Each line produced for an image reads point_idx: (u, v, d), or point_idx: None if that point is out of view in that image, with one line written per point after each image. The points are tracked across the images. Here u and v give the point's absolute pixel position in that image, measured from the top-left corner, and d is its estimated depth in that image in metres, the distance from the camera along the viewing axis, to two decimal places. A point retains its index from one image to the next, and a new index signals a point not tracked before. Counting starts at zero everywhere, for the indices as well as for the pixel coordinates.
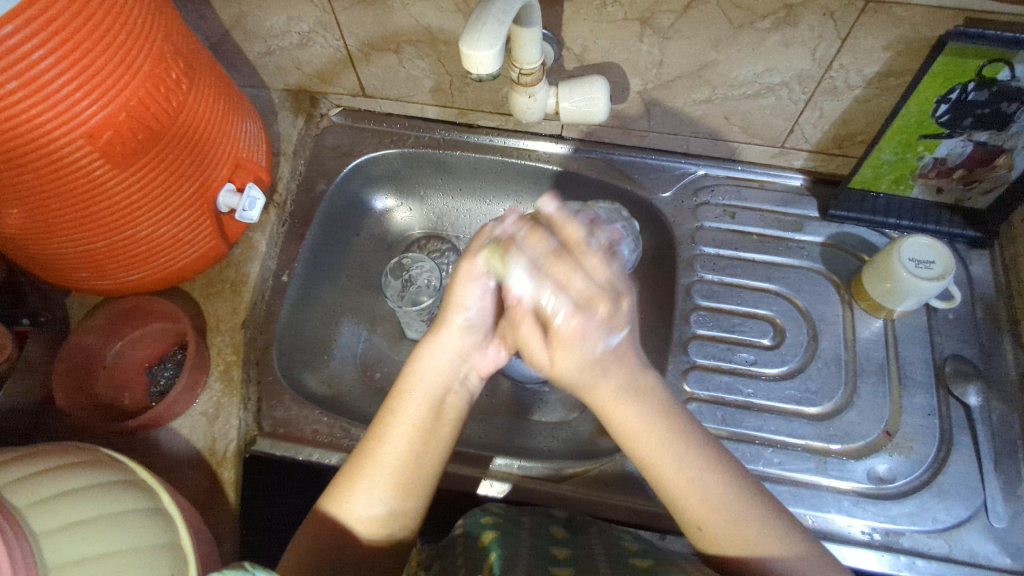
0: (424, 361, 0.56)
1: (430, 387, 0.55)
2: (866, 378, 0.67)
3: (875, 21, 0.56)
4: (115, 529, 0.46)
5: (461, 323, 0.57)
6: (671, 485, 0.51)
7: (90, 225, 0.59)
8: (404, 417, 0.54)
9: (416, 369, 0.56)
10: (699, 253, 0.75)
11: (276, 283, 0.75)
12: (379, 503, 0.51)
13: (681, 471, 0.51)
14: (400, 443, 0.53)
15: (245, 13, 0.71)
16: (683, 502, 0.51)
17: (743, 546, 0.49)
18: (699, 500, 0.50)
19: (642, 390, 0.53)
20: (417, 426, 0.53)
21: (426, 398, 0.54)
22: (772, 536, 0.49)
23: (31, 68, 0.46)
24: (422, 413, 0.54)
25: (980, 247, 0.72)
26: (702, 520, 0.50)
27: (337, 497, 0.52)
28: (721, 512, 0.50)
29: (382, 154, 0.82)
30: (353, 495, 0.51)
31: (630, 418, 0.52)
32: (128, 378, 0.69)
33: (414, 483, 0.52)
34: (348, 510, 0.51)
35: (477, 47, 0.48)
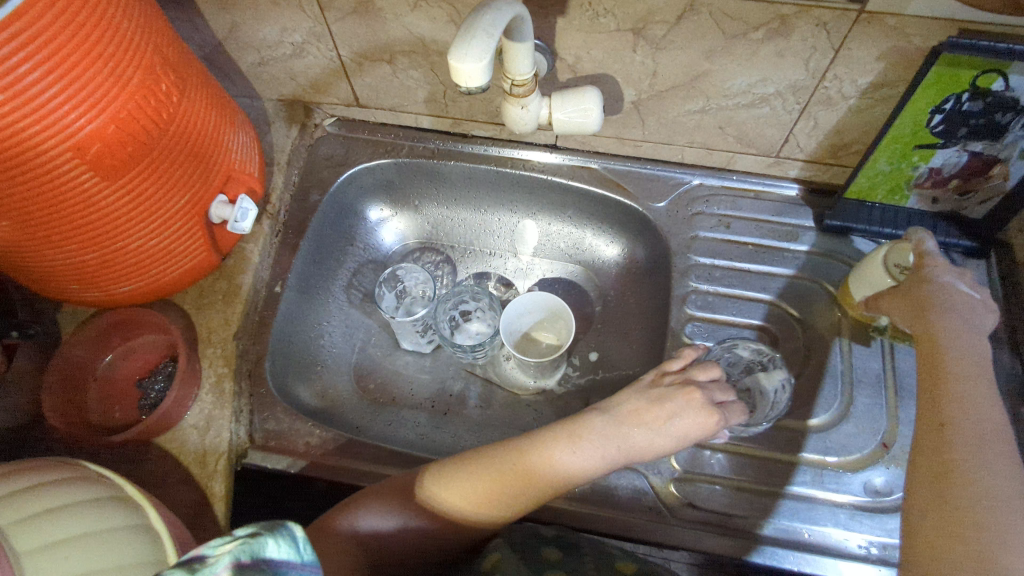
0: (629, 431, 0.58)
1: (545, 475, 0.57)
2: (863, 390, 0.67)
3: (868, 32, 0.56)
4: (100, 548, 0.46)
5: (670, 418, 0.58)
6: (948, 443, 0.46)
7: (80, 239, 0.59)
8: (550, 463, 0.57)
9: (620, 432, 0.58)
10: (694, 263, 0.75)
11: (269, 294, 0.74)
12: (455, 495, 0.57)
13: (981, 437, 0.45)
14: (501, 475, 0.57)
15: (238, 24, 0.71)
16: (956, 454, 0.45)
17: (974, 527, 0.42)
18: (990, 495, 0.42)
19: (988, 364, 0.50)
20: (543, 483, 0.57)
21: (561, 473, 0.57)
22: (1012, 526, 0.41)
23: (18, 81, 0.46)
24: (559, 480, 0.57)
25: (977, 256, 0.71)
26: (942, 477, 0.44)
27: (438, 471, 0.58)
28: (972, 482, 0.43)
29: (377, 164, 0.82)
30: (463, 477, 0.57)
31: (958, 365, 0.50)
32: (119, 392, 0.69)
33: (491, 507, 0.57)
34: (449, 483, 0.57)
35: (465, 60, 0.47)
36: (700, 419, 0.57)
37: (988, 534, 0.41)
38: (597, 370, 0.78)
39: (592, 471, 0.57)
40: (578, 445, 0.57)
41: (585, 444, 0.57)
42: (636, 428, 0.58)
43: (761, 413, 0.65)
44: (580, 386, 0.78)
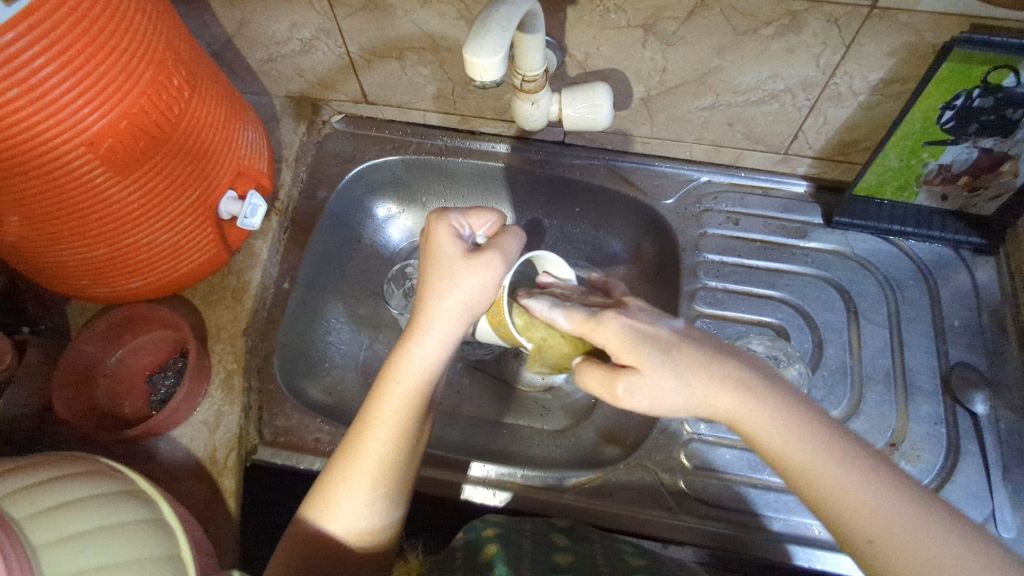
0: (413, 341, 0.54)
1: (408, 388, 0.53)
2: (872, 386, 0.67)
3: (880, 28, 0.56)
4: (115, 542, 0.46)
5: (454, 299, 0.53)
6: (834, 499, 0.45)
7: (91, 234, 0.59)
8: (386, 405, 0.53)
9: (400, 354, 0.54)
10: (702, 260, 0.75)
11: (278, 290, 0.74)
12: (353, 510, 0.51)
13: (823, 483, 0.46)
14: (377, 446, 0.52)
15: (247, 21, 0.71)
16: (855, 514, 0.44)
17: (920, 550, 0.42)
18: (869, 516, 0.44)
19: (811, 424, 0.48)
20: (397, 425, 0.53)
21: (401, 404, 0.53)
22: (960, 552, 0.42)
23: (33, 75, 0.46)
24: (409, 407, 0.53)
25: (986, 253, 0.72)
26: (851, 504, 0.45)
27: (313, 514, 0.52)
28: (885, 523, 0.44)
29: (384, 160, 0.82)
30: (338, 497, 0.52)
31: (789, 451, 0.48)
32: (129, 387, 0.69)
33: (391, 483, 0.52)
34: (333, 511, 0.51)
35: (480, 54, 0.47)
36: (489, 292, 0.53)
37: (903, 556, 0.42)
38: None
39: (437, 370, 0.54)
40: (408, 355, 0.54)
41: (396, 375, 0.54)
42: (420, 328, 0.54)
43: None
44: None
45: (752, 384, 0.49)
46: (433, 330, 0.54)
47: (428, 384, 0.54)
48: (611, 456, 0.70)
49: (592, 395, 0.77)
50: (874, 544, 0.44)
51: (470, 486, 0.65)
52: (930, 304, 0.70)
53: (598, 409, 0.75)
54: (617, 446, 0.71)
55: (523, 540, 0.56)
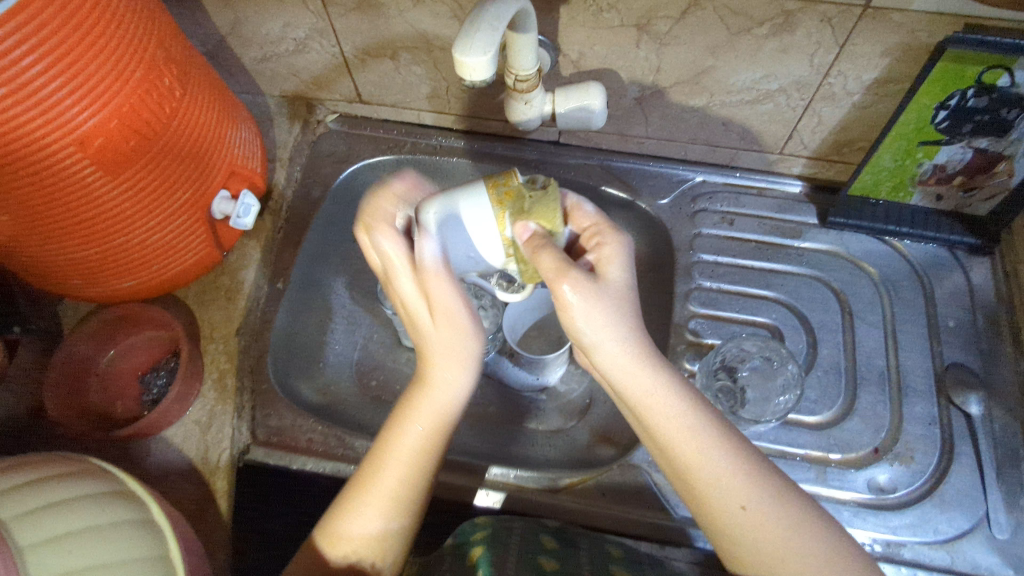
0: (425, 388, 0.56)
1: (429, 418, 0.55)
2: (866, 387, 0.67)
3: (873, 28, 0.56)
4: (103, 542, 0.46)
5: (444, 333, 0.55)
6: (710, 477, 0.50)
7: (82, 233, 0.59)
8: (404, 441, 0.54)
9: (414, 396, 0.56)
10: (697, 260, 0.75)
11: (271, 290, 0.74)
12: (364, 531, 0.52)
13: (717, 481, 0.49)
14: (394, 473, 0.54)
15: (241, 20, 0.71)
16: (727, 483, 0.49)
17: (778, 524, 0.48)
18: (768, 529, 0.48)
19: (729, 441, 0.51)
20: (420, 456, 0.54)
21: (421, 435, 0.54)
22: (807, 524, 0.48)
23: (21, 74, 0.46)
24: (427, 444, 0.55)
25: (981, 254, 0.71)
26: (727, 484, 0.49)
27: (325, 531, 0.53)
28: (757, 501, 0.49)
29: (379, 160, 0.82)
30: (350, 516, 0.53)
31: (669, 418, 0.51)
32: (122, 387, 0.69)
33: (408, 508, 0.54)
34: (344, 535, 0.52)
35: (470, 53, 0.47)
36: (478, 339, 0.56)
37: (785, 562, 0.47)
38: None
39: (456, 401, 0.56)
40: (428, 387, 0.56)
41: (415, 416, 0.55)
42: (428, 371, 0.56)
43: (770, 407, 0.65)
44: (583, 382, 0.78)
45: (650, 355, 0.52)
46: (439, 373, 0.56)
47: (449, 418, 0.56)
48: (605, 456, 0.70)
49: (587, 395, 0.77)
50: (749, 511, 0.48)
51: (484, 489, 0.64)
52: (925, 305, 0.70)
53: (592, 410, 0.75)
54: (611, 447, 0.71)
55: (511, 542, 0.56)
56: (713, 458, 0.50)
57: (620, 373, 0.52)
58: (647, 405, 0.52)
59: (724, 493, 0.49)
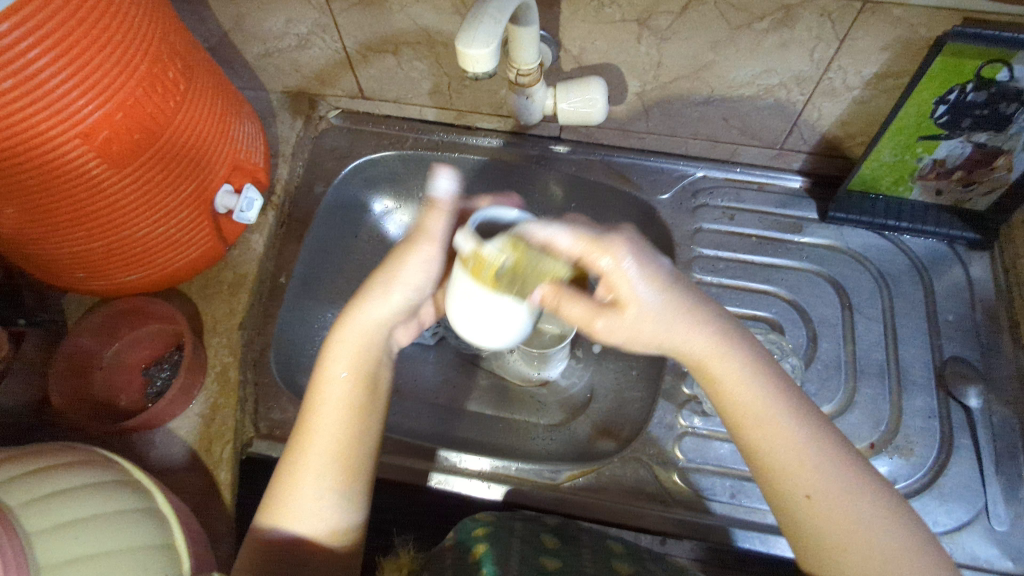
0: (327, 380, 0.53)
1: (354, 366, 0.53)
2: (866, 380, 0.67)
3: (873, 23, 0.56)
4: (108, 530, 0.46)
5: (361, 325, 0.53)
6: (784, 460, 0.49)
7: (87, 226, 0.59)
8: (330, 395, 0.52)
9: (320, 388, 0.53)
10: (698, 255, 0.75)
11: (274, 284, 0.75)
12: (309, 511, 0.50)
13: (790, 464, 0.48)
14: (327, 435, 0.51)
15: (244, 15, 0.71)
16: (795, 470, 0.48)
17: (845, 510, 0.47)
18: (841, 520, 0.47)
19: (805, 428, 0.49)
20: (339, 444, 0.51)
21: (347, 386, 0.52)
22: (871, 513, 0.47)
23: (27, 66, 0.46)
24: (347, 429, 0.52)
25: (980, 248, 0.72)
26: (801, 471, 0.48)
27: (274, 517, 0.50)
28: (828, 489, 0.47)
29: (381, 155, 0.82)
30: (293, 508, 0.50)
31: (739, 402, 0.50)
32: (126, 381, 0.69)
33: (356, 475, 0.52)
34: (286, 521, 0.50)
35: (472, 45, 0.48)
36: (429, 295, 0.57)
37: (853, 551, 0.46)
38: (600, 363, 0.78)
39: (379, 336, 0.54)
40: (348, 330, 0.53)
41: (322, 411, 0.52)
42: (343, 334, 0.53)
43: None
44: (584, 376, 0.78)
45: (726, 339, 0.51)
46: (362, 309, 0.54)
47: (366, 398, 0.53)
48: (606, 449, 0.70)
49: (588, 389, 0.77)
50: (812, 501, 0.48)
51: (438, 473, 0.65)
52: (925, 299, 0.70)
53: (593, 404, 0.76)
54: (612, 440, 0.71)
55: (512, 541, 0.56)
56: (787, 441, 0.49)
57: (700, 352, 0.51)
58: (726, 386, 0.51)
59: (791, 480, 0.48)
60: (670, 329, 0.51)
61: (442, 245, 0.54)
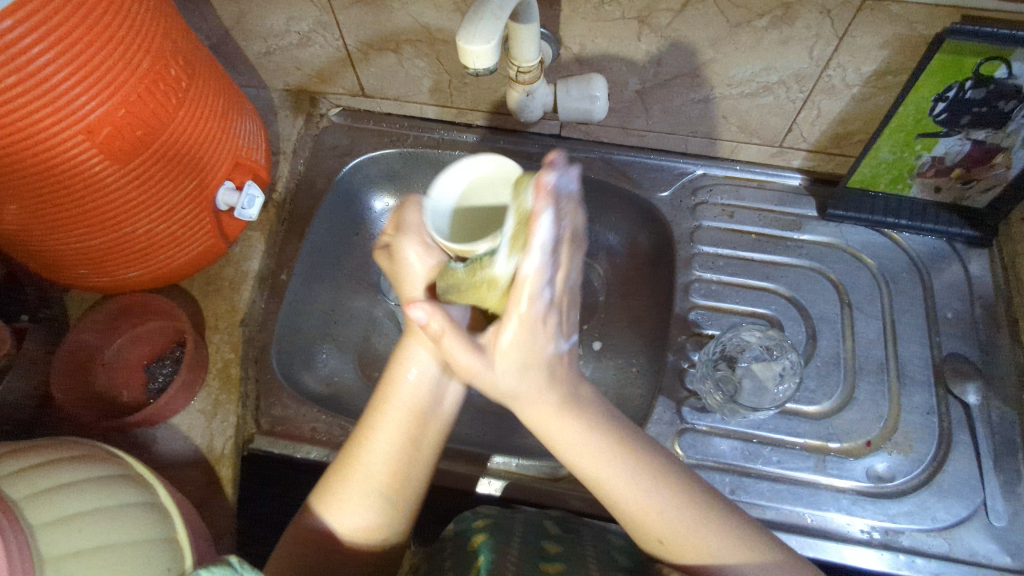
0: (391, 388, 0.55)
1: (408, 391, 0.54)
2: (865, 377, 0.67)
3: (871, 20, 0.57)
4: (112, 523, 0.46)
5: (434, 340, 0.56)
6: (619, 488, 0.51)
7: (89, 222, 0.59)
8: (395, 400, 0.54)
9: (382, 398, 0.55)
10: (698, 252, 0.75)
11: (275, 281, 0.75)
12: (355, 516, 0.52)
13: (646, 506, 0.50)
14: (380, 453, 0.53)
15: (245, 13, 0.71)
16: (630, 493, 0.50)
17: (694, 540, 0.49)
18: (687, 543, 0.49)
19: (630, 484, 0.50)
20: (396, 454, 0.53)
21: (410, 396, 0.54)
22: (706, 522, 0.50)
23: (30, 62, 0.46)
24: (400, 440, 0.53)
25: (979, 246, 0.72)
26: (629, 489, 0.50)
27: (321, 506, 0.53)
28: (665, 524, 0.50)
29: (381, 153, 0.82)
30: (342, 507, 0.52)
31: (583, 448, 0.51)
32: (127, 377, 0.70)
33: (405, 494, 0.53)
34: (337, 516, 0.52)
35: (474, 41, 0.48)
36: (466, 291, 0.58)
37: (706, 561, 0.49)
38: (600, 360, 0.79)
39: (447, 342, 0.56)
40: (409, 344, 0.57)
41: (376, 424, 0.54)
42: (407, 350, 0.56)
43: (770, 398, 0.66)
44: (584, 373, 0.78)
45: (568, 403, 0.51)
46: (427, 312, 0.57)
47: (423, 410, 0.54)
48: None
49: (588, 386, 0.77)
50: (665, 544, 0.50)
51: (484, 477, 0.65)
52: (923, 296, 0.71)
53: None
54: None
55: (513, 528, 0.56)
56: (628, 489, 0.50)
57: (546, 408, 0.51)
58: (562, 445, 0.51)
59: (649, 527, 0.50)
60: (541, 386, 0.50)
61: (421, 232, 0.60)
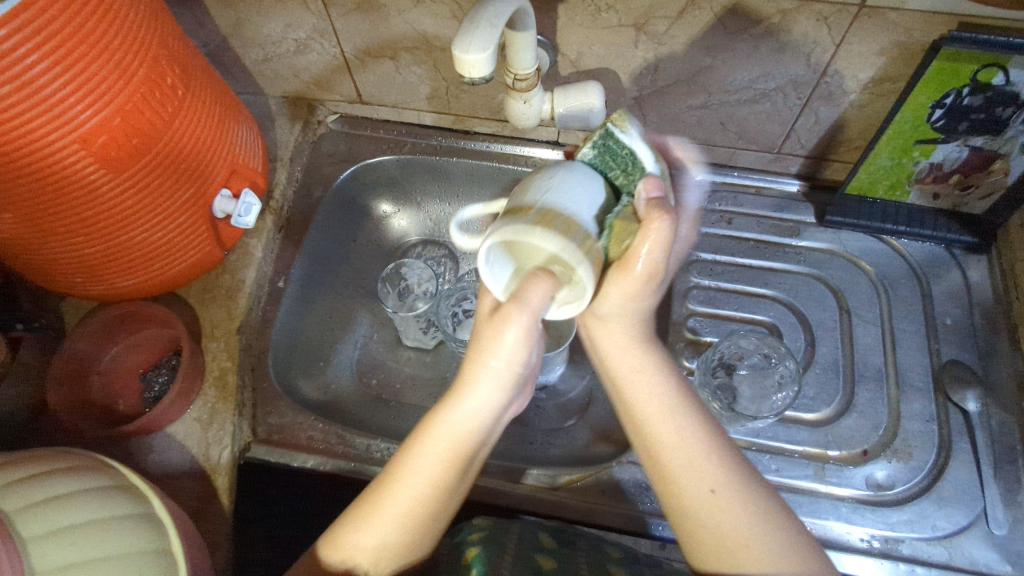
0: (451, 409, 0.49)
1: (453, 434, 0.49)
2: (864, 384, 0.67)
3: (869, 27, 0.57)
4: (105, 535, 0.46)
5: (486, 390, 0.48)
6: (695, 497, 0.47)
7: (85, 230, 0.59)
8: (437, 436, 0.49)
9: (439, 419, 0.49)
10: (696, 259, 0.75)
11: (272, 289, 0.75)
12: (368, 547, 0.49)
13: (695, 479, 0.48)
14: (415, 483, 0.48)
15: (242, 21, 0.71)
16: (692, 471, 0.48)
17: (751, 526, 0.46)
18: (745, 535, 0.46)
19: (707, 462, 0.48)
20: (430, 485, 0.49)
21: (452, 442, 0.49)
22: (748, 502, 0.47)
23: (25, 71, 0.46)
24: (440, 478, 0.49)
25: (978, 252, 0.72)
26: (711, 503, 0.47)
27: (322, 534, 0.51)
28: (732, 513, 0.47)
29: (380, 160, 0.82)
30: (358, 530, 0.49)
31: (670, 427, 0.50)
32: (123, 385, 0.69)
33: (420, 529, 0.50)
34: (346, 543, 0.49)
35: (470, 50, 0.48)
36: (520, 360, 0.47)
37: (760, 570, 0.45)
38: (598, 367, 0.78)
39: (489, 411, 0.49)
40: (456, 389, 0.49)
41: (426, 443, 0.49)
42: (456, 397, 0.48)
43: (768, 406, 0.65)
44: (582, 380, 0.78)
45: (682, 394, 0.51)
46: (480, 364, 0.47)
47: (465, 456, 0.49)
48: (605, 453, 0.70)
49: (586, 394, 0.77)
50: (716, 495, 0.47)
51: (482, 485, 0.65)
52: (922, 303, 0.70)
53: (592, 408, 0.76)
54: (610, 444, 0.71)
55: (507, 541, 0.56)
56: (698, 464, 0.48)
57: (641, 408, 0.51)
58: (648, 412, 0.50)
59: (694, 488, 0.48)
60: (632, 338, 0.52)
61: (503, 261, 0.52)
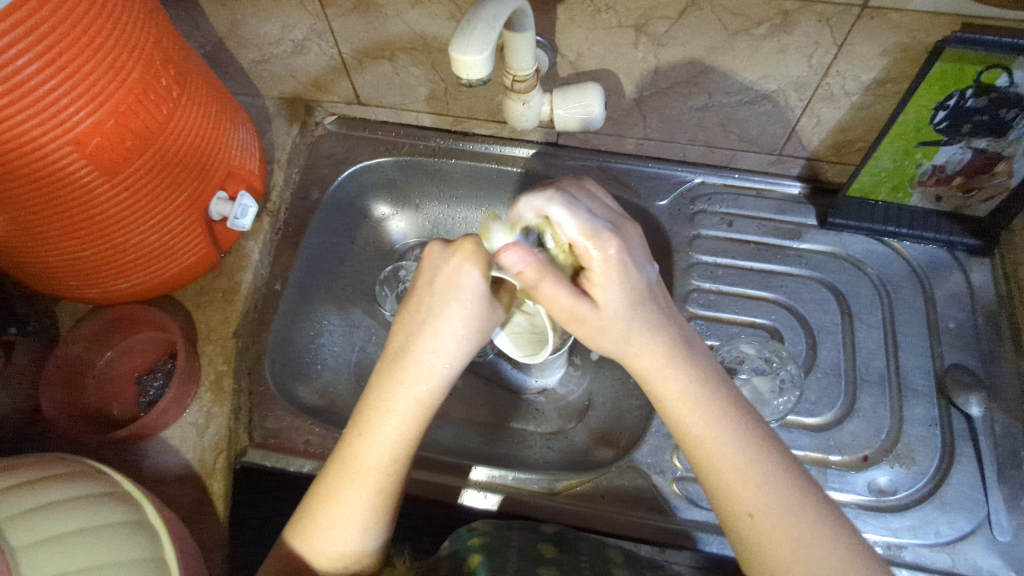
0: (407, 381, 0.52)
1: (411, 397, 0.52)
2: (866, 388, 0.66)
3: (871, 28, 0.56)
4: (96, 544, 0.45)
5: (443, 348, 0.53)
6: (742, 501, 0.48)
7: (79, 233, 0.58)
8: (399, 397, 0.52)
9: (396, 393, 0.52)
10: (696, 262, 0.74)
11: (269, 292, 0.74)
12: (350, 536, 0.51)
13: (748, 486, 0.48)
14: (379, 444, 0.51)
15: (239, 21, 0.71)
16: (737, 490, 0.48)
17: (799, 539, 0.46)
18: (789, 543, 0.46)
19: (755, 471, 0.48)
20: (391, 447, 0.51)
21: (411, 402, 0.52)
22: (796, 511, 0.47)
23: (18, 74, 0.46)
24: (396, 447, 0.52)
25: (981, 255, 0.71)
26: (761, 523, 0.47)
27: (301, 542, 0.51)
28: (779, 518, 0.47)
29: (377, 162, 0.82)
30: (340, 525, 0.50)
31: (703, 428, 0.50)
32: (118, 390, 0.69)
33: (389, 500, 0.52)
34: (328, 539, 0.50)
35: (467, 51, 0.47)
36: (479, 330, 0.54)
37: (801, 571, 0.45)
38: (597, 370, 0.78)
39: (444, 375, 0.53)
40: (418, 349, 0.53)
41: (385, 417, 0.52)
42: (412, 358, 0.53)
43: (770, 410, 0.64)
44: (581, 384, 0.78)
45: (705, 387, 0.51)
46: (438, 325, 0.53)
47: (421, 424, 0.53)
48: (604, 458, 0.70)
49: (585, 397, 0.77)
50: (756, 518, 0.47)
51: (478, 490, 0.64)
52: (925, 306, 0.70)
53: (591, 412, 0.75)
54: (610, 448, 0.70)
55: (509, 552, 0.55)
56: (745, 470, 0.48)
57: (667, 399, 0.51)
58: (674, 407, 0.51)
59: (740, 495, 0.48)
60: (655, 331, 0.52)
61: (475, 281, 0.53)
